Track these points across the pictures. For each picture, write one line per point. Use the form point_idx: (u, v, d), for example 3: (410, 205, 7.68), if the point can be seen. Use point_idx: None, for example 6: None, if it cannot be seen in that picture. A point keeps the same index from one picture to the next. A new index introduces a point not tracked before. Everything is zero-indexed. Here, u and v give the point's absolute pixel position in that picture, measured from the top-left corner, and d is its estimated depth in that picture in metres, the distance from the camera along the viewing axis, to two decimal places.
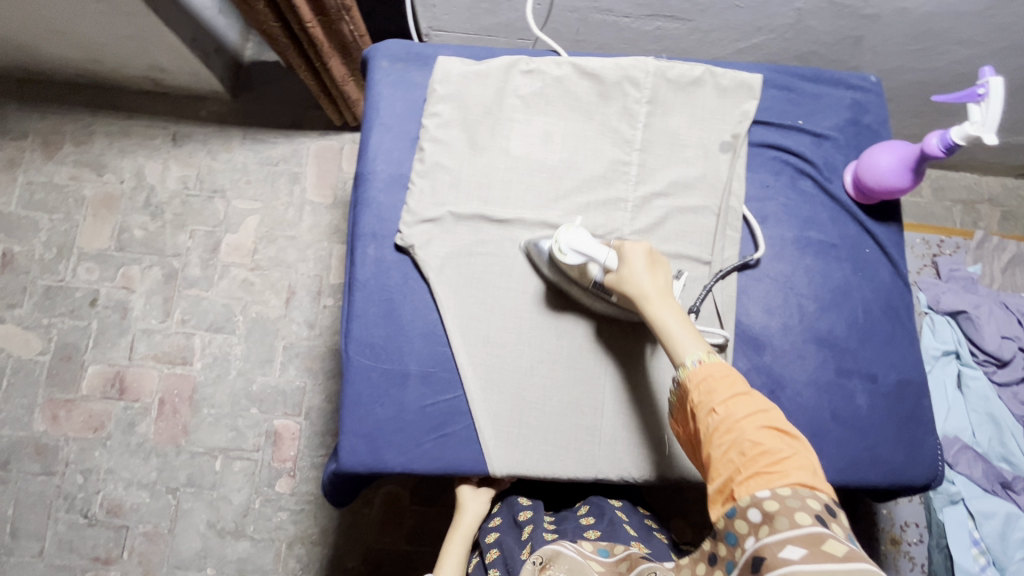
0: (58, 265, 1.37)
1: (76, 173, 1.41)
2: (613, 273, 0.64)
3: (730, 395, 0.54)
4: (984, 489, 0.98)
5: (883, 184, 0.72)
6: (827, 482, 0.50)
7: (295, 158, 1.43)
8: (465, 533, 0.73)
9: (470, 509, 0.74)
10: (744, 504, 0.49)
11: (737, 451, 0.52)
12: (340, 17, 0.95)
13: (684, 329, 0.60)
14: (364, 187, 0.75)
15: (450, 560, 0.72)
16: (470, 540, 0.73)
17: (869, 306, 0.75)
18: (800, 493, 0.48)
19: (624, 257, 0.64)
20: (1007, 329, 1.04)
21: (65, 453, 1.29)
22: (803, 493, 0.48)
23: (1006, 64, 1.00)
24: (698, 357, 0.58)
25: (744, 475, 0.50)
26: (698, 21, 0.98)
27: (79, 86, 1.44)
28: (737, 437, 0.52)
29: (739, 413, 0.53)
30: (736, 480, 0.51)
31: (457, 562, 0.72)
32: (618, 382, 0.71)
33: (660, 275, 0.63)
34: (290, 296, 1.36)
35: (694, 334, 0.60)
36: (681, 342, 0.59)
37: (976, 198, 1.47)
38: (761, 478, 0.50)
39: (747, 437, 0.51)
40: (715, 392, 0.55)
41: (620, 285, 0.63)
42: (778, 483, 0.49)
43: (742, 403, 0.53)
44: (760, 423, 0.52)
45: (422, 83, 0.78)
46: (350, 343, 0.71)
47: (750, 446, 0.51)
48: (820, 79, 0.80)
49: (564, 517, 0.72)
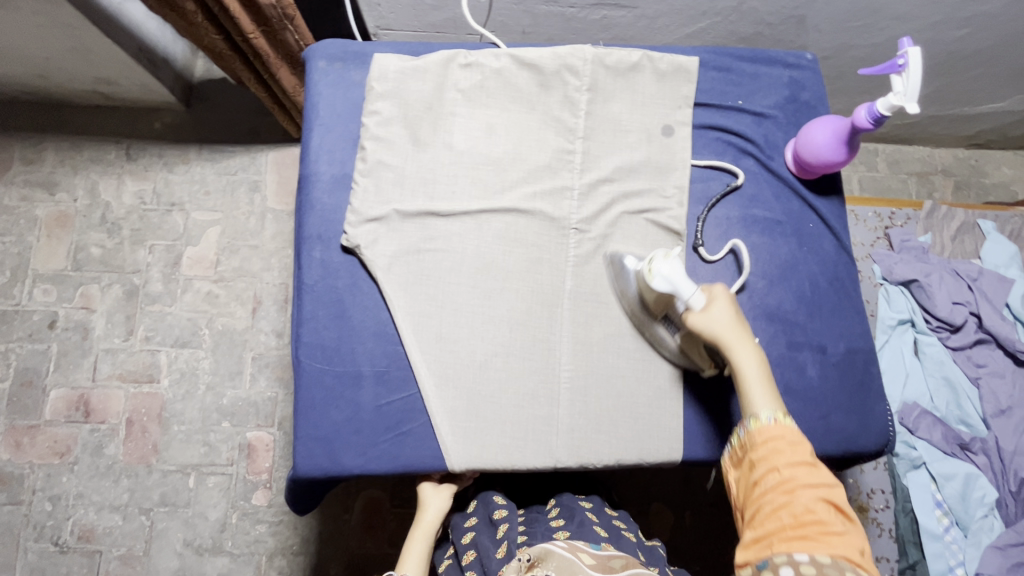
0: (13, 288, 1.33)
1: (27, 193, 1.37)
2: (697, 311, 0.65)
3: (793, 460, 0.55)
4: (944, 452, 1.01)
5: (820, 159, 0.73)
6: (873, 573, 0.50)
7: (253, 167, 1.40)
8: (427, 530, 0.73)
9: (433, 506, 0.73)
10: (777, 564, 0.50)
11: (789, 514, 0.52)
12: (283, 26, 0.93)
13: (763, 379, 0.61)
14: (308, 189, 0.74)
15: (413, 557, 0.72)
16: (433, 535, 0.73)
17: (815, 279, 0.76)
18: (840, 567, 0.49)
19: (713, 300, 0.65)
20: (957, 295, 1.07)
21: (31, 481, 1.26)
22: (844, 568, 0.49)
23: (942, 37, 1.03)
24: (772, 415, 0.59)
25: (789, 535, 0.51)
26: (642, 8, 0.98)
27: (25, 104, 1.40)
28: (794, 499, 0.53)
29: (803, 479, 0.54)
30: (778, 536, 0.52)
31: (420, 559, 0.72)
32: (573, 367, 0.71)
33: (745, 322, 0.65)
34: (256, 307, 1.34)
35: (770, 384, 0.61)
36: (755, 391, 0.61)
37: (930, 170, 1.51)
38: (808, 545, 0.50)
39: (802, 504, 0.52)
40: (779, 451, 0.56)
41: (705, 325, 0.64)
42: (822, 551, 0.50)
43: (807, 471, 0.54)
44: (819, 492, 0.53)
45: (362, 82, 0.77)
46: (301, 347, 0.70)
47: (804, 510, 0.52)
48: (757, 59, 0.81)
49: (535, 519, 0.73)
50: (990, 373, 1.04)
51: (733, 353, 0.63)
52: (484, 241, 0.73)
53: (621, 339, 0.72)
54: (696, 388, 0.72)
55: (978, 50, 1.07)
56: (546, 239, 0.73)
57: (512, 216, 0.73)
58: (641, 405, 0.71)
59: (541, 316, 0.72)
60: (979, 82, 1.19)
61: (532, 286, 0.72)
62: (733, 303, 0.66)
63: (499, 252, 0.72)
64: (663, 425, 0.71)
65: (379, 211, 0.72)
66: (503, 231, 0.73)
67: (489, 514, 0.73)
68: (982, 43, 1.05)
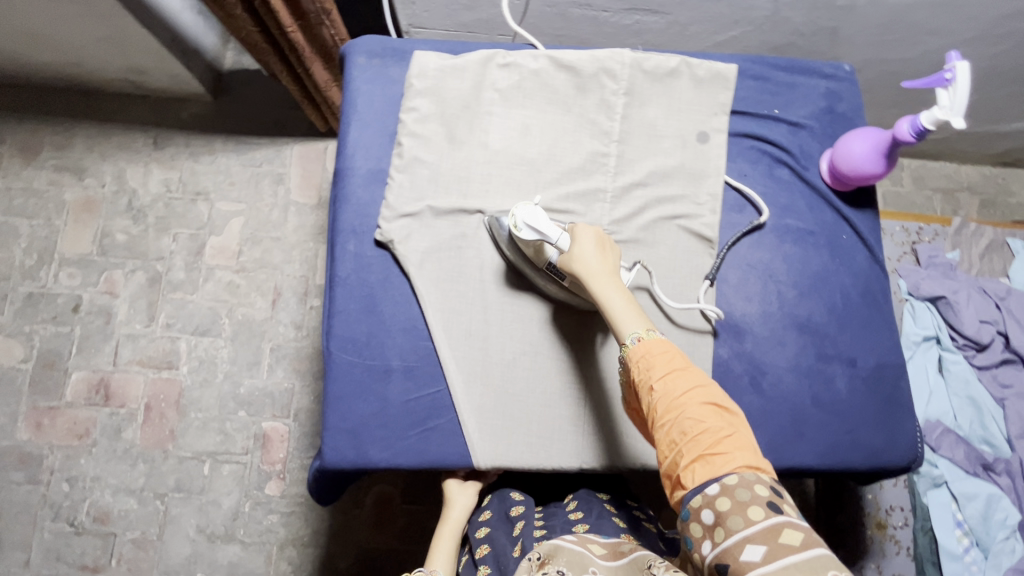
0: (39, 271, 1.35)
1: (56, 178, 1.39)
2: (563, 253, 0.65)
3: (670, 372, 0.56)
4: (966, 471, 0.99)
5: (857, 171, 0.73)
6: (767, 460, 0.52)
7: (278, 159, 1.42)
8: (454, 527, 0.73)
9: (459, 502, 0.74)
10: (694, 505, 0.50)
11: (691, 442, 0.52)
12: (320, 22, 0.94)
13: (627, 306, 0.61)
14: (343, 183, 0.75)
15: (441, 553, 0.71)
16: (460, 534, 0.73)
17: (847, 292, 0.76)
18: (748, 480, 0.49)
19: (577, 240, 0.64)
20: (985, 314, 1.06)
21: (50, 461, 1.27)
22: (748, 475, 0.49)
23: (979, 52, 1.02)
24: (638, 334, 0.59)
25: (689, 458, 0.52)
26: (676, 14, 0.98)
27: (58, 90, 1.42)
28: (679, 419, 0.53)
29: (682, 392, 0.54)
30: (682, 464, 0.52)
31: (448, 557, 0.71)
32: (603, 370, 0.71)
33: (610, 255, 0.64)
34: (276, 298, 1.35)
35: (635, 309, 0.61)
36: (620, 316, 0.60)
37: (956, 187, 1.49)
38: (712, 466, 0.51)
39: (687, 420, 0.53)
40: (654, 370, 0.56)
41: (571, 264, 0.64)
42: (723, 470, 0.50)
43: (682, 386, 0.55)
44: (700, 400, 0.54)
45: (400, 79, 0.77)
46: (332, 339, 0.71)
47: (692, 425, 0.52)
48: (794, 69, 0.81)
49: (552, 513, 0.72)
50: (1016, 394, 1.03)
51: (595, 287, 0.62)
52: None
53: None
54: None
55: (1013, 67, 1.06)
56: None
57: (545, 218, 0.73)
58: None
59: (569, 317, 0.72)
60: (1012, 100, 1.18)
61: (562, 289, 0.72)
62: (601, 239, 0.65)
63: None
64: None
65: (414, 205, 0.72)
66: None
67: (506, 509, 0.73)
68: (1018, 60, 1.04)
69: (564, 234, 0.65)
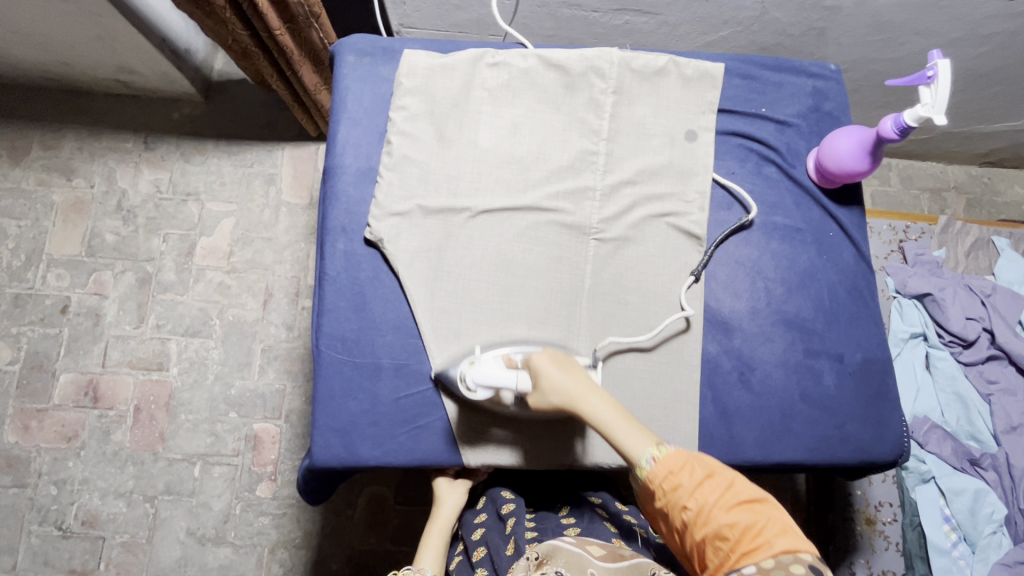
0: (27, 272, 1.34)
1: (45, 178, 1.38)
2: (532, 391, 0.63)
3: (695, 482, 0.54)
4: (953, 467, 1.00)
5: (842, 168, 0.74)
6: (809, 540, 0.50)
7: (270, 160, 1.41)
8: (444, 525, 0.73)
9: (449, 501, 0.74)
10: None
11: (728, 541, 0.51)
12: (309, 24, 0.94)
13: (623, 421, 0.60)
14: (333, 181, 0.75)
15: (429, 551, 0.71)
16: (449, 532, 0.74)
17: (834, 288, 0.77)
18: (784, 563, 0.48)
19: (535, 375, 0.64)
20: (971, 311, 1.07)
21: (37, 464, 1.26)
22: (787, 562, 0.48)
23: (963, 53, 1.04)
24: (651, 453, 0.58)
25: (733, 556, 0.50)
26: (665, 15, 0.99)
27: (47, 90, 1.41)
28: (716, 527, 0.51)
29: (711, 499, 0.53)
30: (727, 564, 0.50)
31: (436, 557, 0.71)
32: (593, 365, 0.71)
33: (579, 372, 0.64)
34: (268, 299, 1.34)
35: (631, 422, 0.61)
36: (626, 439, 0.59)
37: (942, 186, 1.51)
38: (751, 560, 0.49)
39: (723, 522, 0.51)
40: (680, 486, 0.55)
41: (544, 401, 0.63)
42: (764, 555, 0.49)
43: (712, 490, 0.53)
44: (732, 501, 0.52)
45: (389, 77, 0.77)
46: (321, 337, 0.71)
47: (727, 527, 0.51)
48: (781, 68, 0.82)
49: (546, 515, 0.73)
50: (1002, 389, 1.04)
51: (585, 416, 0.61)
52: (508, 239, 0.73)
53: (639, 339, 0.73)
54: (713, 393, 0.73)
55: (997, 68, 1.08)
56: (568, 239, 0.74)
57: (534, 215, 0.74)
58: (656, 409, 0.71)
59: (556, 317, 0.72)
60: (996, 100, 1.19)
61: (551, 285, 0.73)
62: (556, 362, 0.64)
63: (520, 252, 0.73)
64: (680, 429, 0.71)
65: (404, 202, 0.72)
66: (527, 228, 0.73)
67: (498, 509, 0.73)
68: (1002, 61, 1.06)
69: (520, 373, 0.64)
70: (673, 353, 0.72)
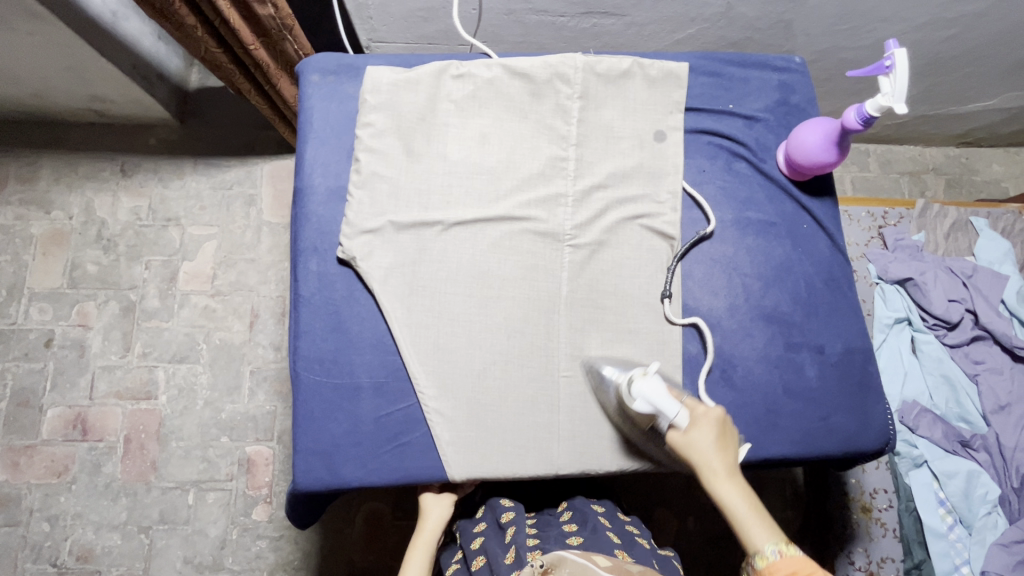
0: (9, 307, 1.32)
1: (22, 212, 1.37)
2: (679, 433, 0.62)
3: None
4: (945, 450, 1.01)
5: (811, 161, 0.74)
6: None
7: (248, 180, 1.40)
8: (429, 538, 0.72)
9: (434, 515, 0.73)
10: None
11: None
12: (283, 37, 0.92)
13: (754, 514, 0.58)
14: (303, 202, 0.74)
15: (415, 564, 0.71)
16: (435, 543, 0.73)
17: (811, 280, 0.77)
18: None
19: (697, 423, 0.62)
20: (953, 293, 1.07)
21: (28, 501, 1.25)
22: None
23: (929, 38, 1.04)
24: (776, 548, 0.56)
25: None
26: (632, 15, 0.99)
27: (20, 123, 1.40)
28: None
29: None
30: None
31: (422, 567, 0.71)
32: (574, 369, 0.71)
33: (732, 451, 0.62)
34: (254, 320, 1.33)
35: (763, 514, 0.58)
36: (751, 528, 0.58)
37: (921, 169, 1.52)
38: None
39: None
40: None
41: (685, 447, 0.62)
42: None
43: None
44: None
45: (355, 94, 0.77)
46: (299, 360, 0.70)
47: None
48: (746, 64, 0.82)
49: (547, 523, 0.73)
50: (988, 369, 1.04)
51: (714, 487, 0.60)
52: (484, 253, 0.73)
53: (619, 343, 0.72)
54: (696, 392, 0.72)
55: (964, 51, 1.09)
56: (543, 246, 0.74)
57: (507, 225, 0.73)
58: None
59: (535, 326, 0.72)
60: (967, 82, 1.20)
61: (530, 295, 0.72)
62: (715, 423, 0.63)
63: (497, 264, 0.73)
64: None
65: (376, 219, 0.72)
66: (501, 238, 0.73)
67: (497, 517, 0.74)
68: (968, 44, 1.07)
69: (685, 411, 0.62)
70: (653, 354, 0.72)
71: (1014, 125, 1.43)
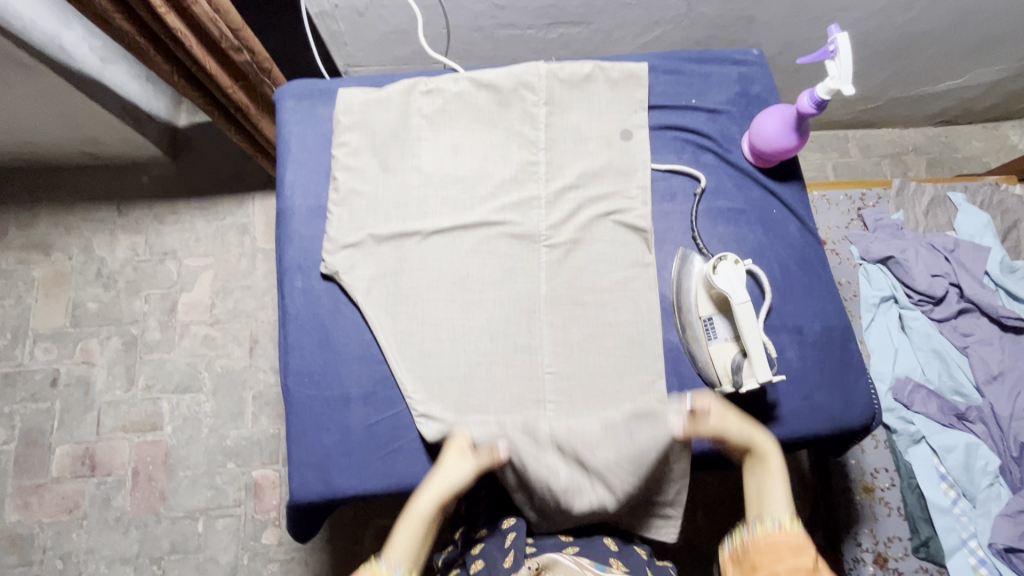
0: (14, 350, 1.36)
1: (24, 256, 1.41)
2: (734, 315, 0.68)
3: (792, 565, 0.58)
4: (942, 424, 1.01)
5: (773, 147, 0.76)
6: None
7: (241, 210, 1.44)
8: (436, 492, 0.64)
9: (457, 467, 0.65)
10: None
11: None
12: (260, 80, 0.97)
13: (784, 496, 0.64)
14: (285, 222, 0.77)
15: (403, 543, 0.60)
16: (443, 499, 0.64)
17: (785, 263, 0.78)
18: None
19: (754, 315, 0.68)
20: (935, 268, 1.08)
21: (41, 540, 1.26)
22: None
23: (889, 22, 1.07)
24: (780, 518, 0.62)
25: None
26: (597, 23, 1.03)
27: (18, 170, 1.45)
28: None
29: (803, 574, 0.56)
30: None
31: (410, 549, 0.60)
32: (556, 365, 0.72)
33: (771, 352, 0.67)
34: (253, 345, 1.36)
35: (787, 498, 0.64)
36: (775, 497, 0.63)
37: (901, 150, 1.54)
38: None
39: None
40: (781, 560, 0.58)
41: None
42: None
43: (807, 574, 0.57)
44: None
45: (329, 117, 0.81)
46: (289, 375, 0.72)
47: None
48: (706, 59, 0.85)
49: (542, 533, 0.73)
50: (978, 341, 1.05)
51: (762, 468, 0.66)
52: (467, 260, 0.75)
53: (600, 337, 0.74)
54: (679, 379, 0.74)
55: (924, 32, 1.11)
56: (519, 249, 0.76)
57: (483, 231, 0.76)
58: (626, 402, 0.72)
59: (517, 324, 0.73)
60: (933, 61, 1.22)
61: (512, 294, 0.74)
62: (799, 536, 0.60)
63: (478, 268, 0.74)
64: None
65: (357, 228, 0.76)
66: (479, 244, 0.75)
67: (496, 525, 0.73)
68: (927, 25, 1.09)
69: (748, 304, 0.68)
70: (633, 346, 0.74)
71: (988, 100, 1.45)
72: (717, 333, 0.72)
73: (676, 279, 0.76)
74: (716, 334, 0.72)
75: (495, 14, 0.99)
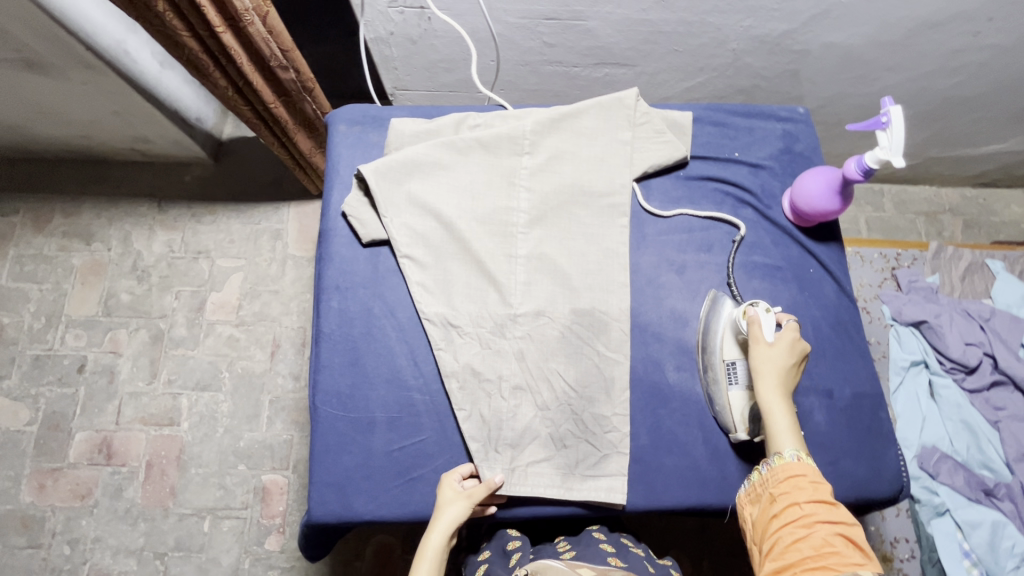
0: (46, 334, 1.39)
1: (65, 244, 1.45)
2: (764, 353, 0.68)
3: (813, 496, 0.59)
4: (969, 498, 0.97)
5: (815, 208, 0.77)
6: None
7: (276, 216, 1.47)
8: (433, 553, 0.66)
9: (453, 509, 0.67)
10: None
11: (808, 545, 0.56)
12: (302, 98, 0.98)
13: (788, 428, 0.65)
14: (327, 243, 0.79)
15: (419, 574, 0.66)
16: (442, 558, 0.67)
17: (818, 324, 0.78)
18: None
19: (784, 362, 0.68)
20: (970, 336, 1.06)
21: (51, 524, 1.28)
22: None
23: (934, 85, 1.07)
24: (794, 453, 0.63)
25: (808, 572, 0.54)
26: (643, 66, 1.04)
27: (69, 161, 1.50)
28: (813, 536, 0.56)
29: (823, 515, 0.57)
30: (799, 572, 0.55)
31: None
32: (558, 405, 0.72)
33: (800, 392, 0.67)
34: (275, 350, 1.38)
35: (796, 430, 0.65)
36: (780, 432, 0.65)
37: (937, 209, 1.52)
38: None
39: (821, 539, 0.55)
40: (801, 488, 0.60)
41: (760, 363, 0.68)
42: None
43: (826, 509, 0.58)
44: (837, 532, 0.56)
45: (378, 142, 0.84)
46: (317, 394, 0.74)
47: (821, 542, 0.55)
48: (751, 114, 0.86)
49: (543, 547, 0.74)
50: (1010, 416, 1.02)
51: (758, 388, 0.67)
52: (501, 303, 0.75)
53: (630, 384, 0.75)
54: (703, 433, 0.73)
55: (970, 97, 1.11)
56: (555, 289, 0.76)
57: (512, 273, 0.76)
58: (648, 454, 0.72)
59: (541, 393, 0.72)
60: (977, 126, 1.22)
61: (540, 352, 0.74)
62: (796, 349, 0.69)
63: (507, 328, 0.74)
64: (673, 470, 0.72)
65: (388, 239, 0.77)
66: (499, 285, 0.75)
67: (503, 546, 0.75)
68: (974, 91, 1.09)
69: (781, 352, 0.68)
70: (655, 397, 0.74)
71: None
72: (740, 380, 0.71)
73: (703, 322, 0.76)
74: (737, 381, 0.72)
75: (543, 51, 1.02)
